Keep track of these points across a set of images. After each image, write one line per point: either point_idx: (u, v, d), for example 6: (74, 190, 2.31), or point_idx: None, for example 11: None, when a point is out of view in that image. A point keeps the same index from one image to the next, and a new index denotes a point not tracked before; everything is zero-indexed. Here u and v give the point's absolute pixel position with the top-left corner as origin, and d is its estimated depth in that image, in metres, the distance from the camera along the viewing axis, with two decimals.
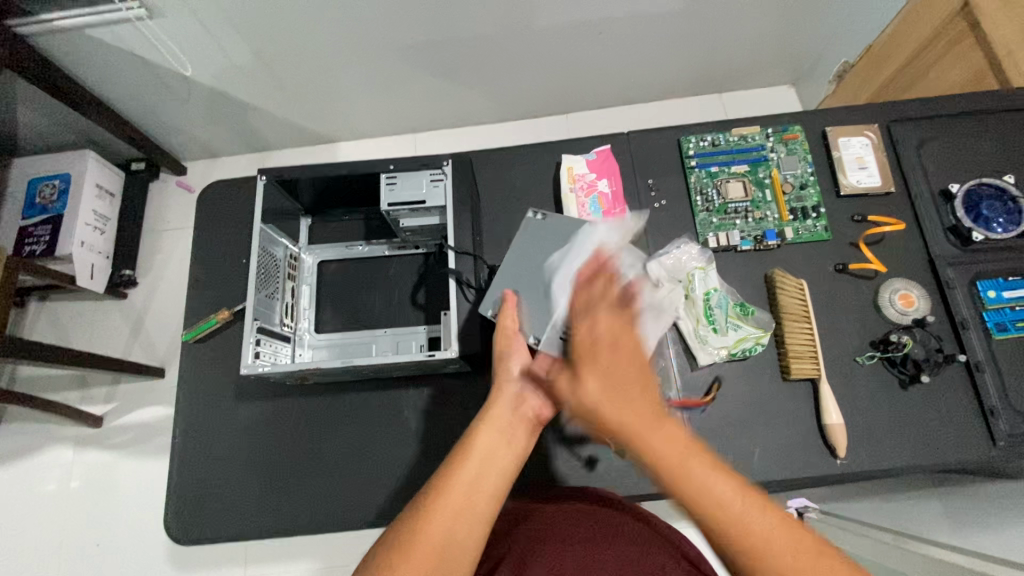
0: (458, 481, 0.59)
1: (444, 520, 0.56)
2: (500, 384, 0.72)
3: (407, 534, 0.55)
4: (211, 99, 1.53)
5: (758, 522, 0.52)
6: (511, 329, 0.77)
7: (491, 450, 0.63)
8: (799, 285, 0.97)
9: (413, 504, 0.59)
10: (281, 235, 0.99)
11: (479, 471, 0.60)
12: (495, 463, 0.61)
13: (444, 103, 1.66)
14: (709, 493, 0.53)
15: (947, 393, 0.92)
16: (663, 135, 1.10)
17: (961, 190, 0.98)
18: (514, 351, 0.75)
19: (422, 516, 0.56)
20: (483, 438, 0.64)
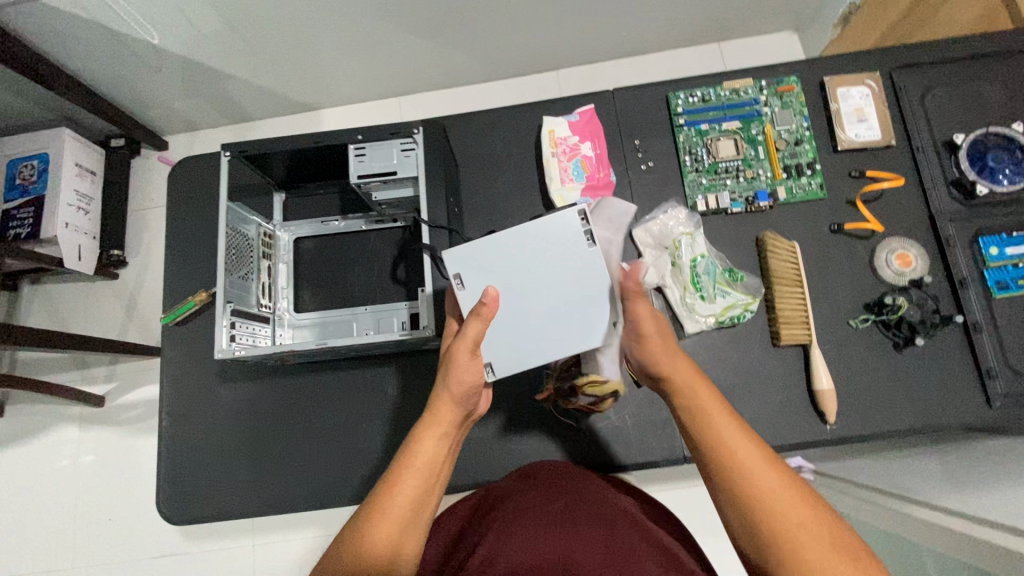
0: (400, 497, 0.61)
1: (388, 535, 0.59)
2: (445, 395, 0.68)
3: (353, 545, 0.58)
4: (183, 69, 1.46)
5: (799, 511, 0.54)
6: (471, 341, 0.66)
7: (432, 462, 0.65)
8: (791, 248, 0.93)
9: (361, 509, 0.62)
10: (253, 212, 0.95)
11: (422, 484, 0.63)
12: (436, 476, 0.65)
13: (428, 64, 1.59)
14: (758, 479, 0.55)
15: (942, 354, 0.89)
16: (651, 91, 1.03)
17: (965, 140, 0.92)
18: (463, 365, 0.67)
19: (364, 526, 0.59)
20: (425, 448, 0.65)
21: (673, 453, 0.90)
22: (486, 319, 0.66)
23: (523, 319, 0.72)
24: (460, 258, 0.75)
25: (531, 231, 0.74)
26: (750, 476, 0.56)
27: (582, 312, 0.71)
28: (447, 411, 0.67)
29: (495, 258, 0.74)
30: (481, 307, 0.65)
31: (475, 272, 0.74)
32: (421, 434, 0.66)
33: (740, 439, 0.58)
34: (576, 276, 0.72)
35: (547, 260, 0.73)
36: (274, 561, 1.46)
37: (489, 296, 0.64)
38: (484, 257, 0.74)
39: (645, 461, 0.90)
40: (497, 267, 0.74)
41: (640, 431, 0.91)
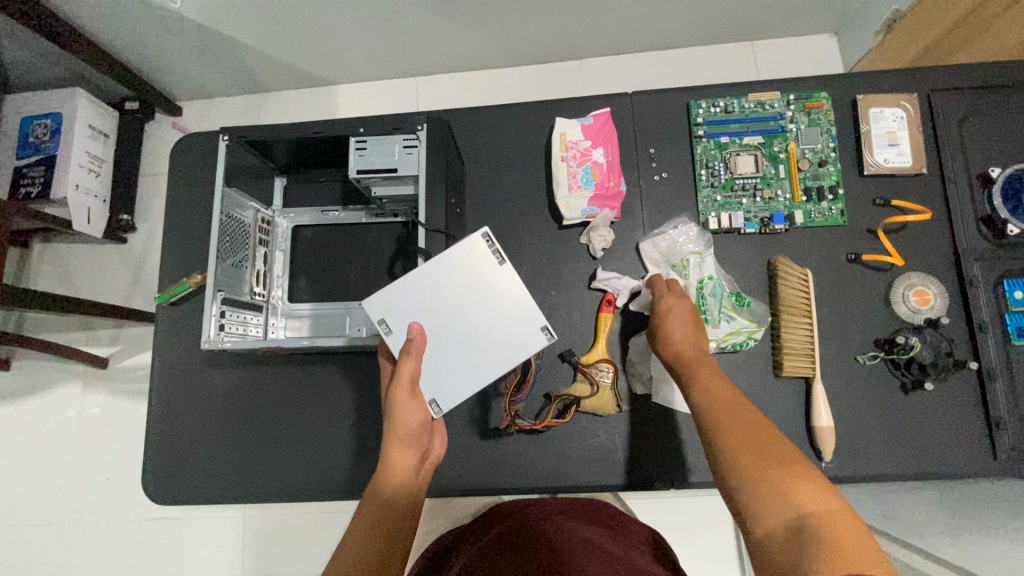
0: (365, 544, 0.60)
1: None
2: (395, 441, 0.69)
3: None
4: (198, 36, 1.43)
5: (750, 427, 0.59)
6: (408, 379, 0.69)
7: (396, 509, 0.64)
8: (803, 276, 0.89)
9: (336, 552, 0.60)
10: (251, 198, 0.93)
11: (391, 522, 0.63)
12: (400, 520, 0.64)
13: (447, 45, 1.53)
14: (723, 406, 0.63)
15: (952, 399, 0.86)
16: (672, 97, 0.98)
17: (1001, 175, 0.87)
18: (408, 402, 0.69)
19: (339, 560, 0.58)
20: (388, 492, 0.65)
21: (660, 477, 0.87)
22: (417, 356, 0.70)
23: (454, 350, 0.73)
24: (380, 303, 0.74)
25: (446, 263, 0.75)
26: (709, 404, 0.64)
27: (511, 337, 0.74)
28: (399, 458, 0.69)
29: (413, 299, 0.74)
30: (409, 344, 0.69)
31: (398, 314, 0.74)
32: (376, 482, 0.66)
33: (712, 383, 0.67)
34: (491, 297, 0.75)
35: (468, 292, 0.75)
36: (262, 535, 1.48)
37: (414, 331, 0.69)
38: (403, 298, 0.74)
39: (632, 483, 0.88)
40: (418, 307, 0.74)
41: (630, 452, 0.88)
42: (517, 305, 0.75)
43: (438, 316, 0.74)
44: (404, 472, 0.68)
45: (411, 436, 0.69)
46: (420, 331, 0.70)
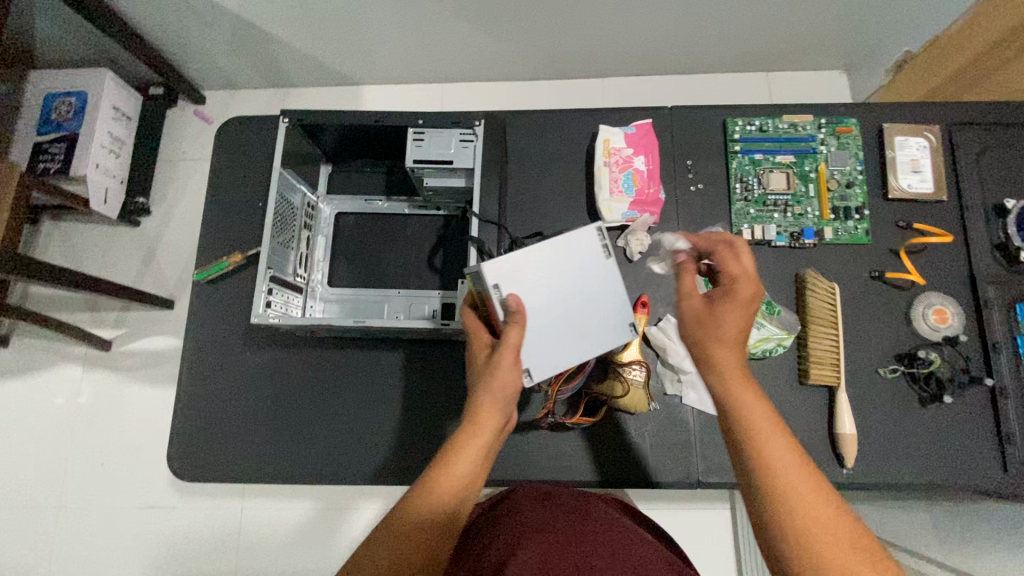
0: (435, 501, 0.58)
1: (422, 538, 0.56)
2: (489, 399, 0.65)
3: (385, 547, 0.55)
4: (236, 27, 1.46)
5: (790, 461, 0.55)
6: (514, 346, 0.68)
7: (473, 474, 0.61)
8: (830, 289, 0.93)
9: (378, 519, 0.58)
10: (300, 181, 0.95)
11: (456, 492, 0.59)
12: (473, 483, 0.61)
13: (478, 54, 1.57)
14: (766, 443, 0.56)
15: (966, 415, 0.90)
16: (708, 114, 1.03)
17: (1015, 206, 0.92)
18: (507, 365, 0.66)
19: (391, 533, 0.56)
20: (468, 452, 0.61)
21: (686, 476, 0.90)
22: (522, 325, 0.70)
23: (550, 334, 0.76)
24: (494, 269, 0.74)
25: (562, 245, 0.77)
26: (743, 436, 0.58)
27: (603, 331, 0.78)
28: (490, 413, 0.64)
29: (523, 271, 0.75)
30: (515, 314, 0.69)
31: (509, 283, 0.75)
32: (463, 436, 0.62)
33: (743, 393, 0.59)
34: (596, 288, 0.78)
35: (576, 279, 0.77)
36: (260, 529, 1.45)
37: (515, 301, 0.69)
38: (515, 269, 0.75)
39: (659, 481, 0.90)
40: (527, 279, 0.76)
41: (658, 451, 0.90)
42: (615, 299, 0.78)
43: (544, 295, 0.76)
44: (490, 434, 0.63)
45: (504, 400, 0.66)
46: (519, 302, 0.71)
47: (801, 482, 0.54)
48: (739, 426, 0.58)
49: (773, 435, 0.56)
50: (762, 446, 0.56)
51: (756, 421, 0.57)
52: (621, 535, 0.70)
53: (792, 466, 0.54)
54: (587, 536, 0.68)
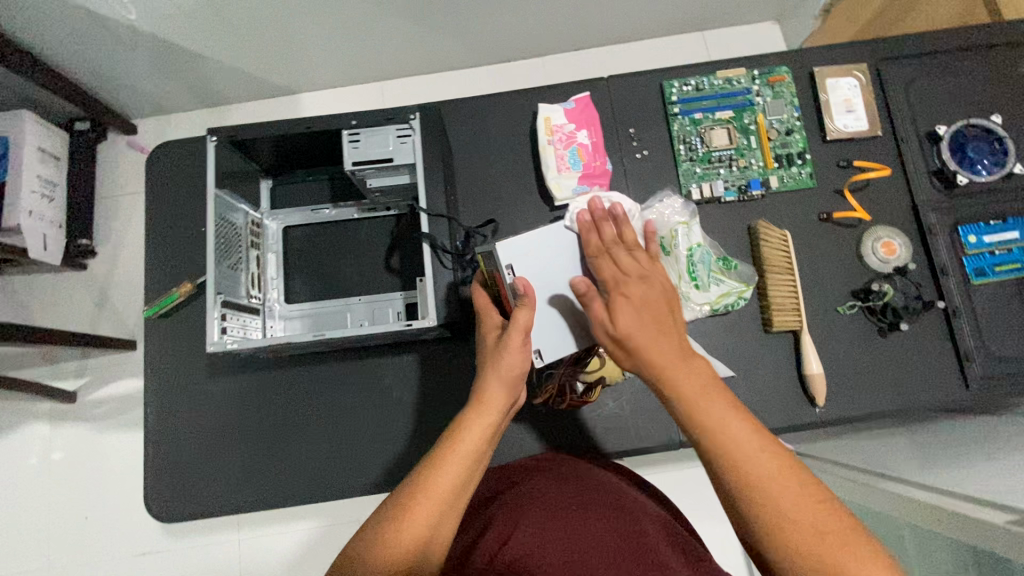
0: (441, 482, 0.60)
1: (426, 519, 0.58)
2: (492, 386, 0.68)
3: (385, 536, 0.57)
4: (156, 49, 1.39)
5: (755, 444, 0.51)
6: (523, 326, 0.69)
7: (478, 452, 0.64)
8: (782, 236, 0.95)
9: (388, 500, 0.60)
10: (240, 200, 0.92)
11: (465, 472, 0.62)
12: (479, 463, 0.63)
13: (412, 47, 1.54)
14: (732, 433, 0.52)
15: (924, 338, 0.93)
16: (645, 79, 1.03)
17: (947, 132, 0.96)
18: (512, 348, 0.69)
19: (404, 514, 0.58)
20: (473, 435, 0.64)
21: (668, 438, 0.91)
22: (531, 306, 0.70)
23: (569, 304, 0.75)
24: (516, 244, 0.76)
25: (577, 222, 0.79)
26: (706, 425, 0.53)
27: None
28: (496, 396, 0.67)
29: (539, 247, 0.76)
30: (523, 296, 0.70)
31: (524, 262, 0.76)
32: (468, 419, 0.65)
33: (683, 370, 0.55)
34: None
35: None
36: (261, 557, 1.42)
37: (520, 284, 0.70)
38: (530, 247, 0.76)
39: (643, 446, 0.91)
40: (543, 254, 0.76)
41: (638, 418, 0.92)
42: None
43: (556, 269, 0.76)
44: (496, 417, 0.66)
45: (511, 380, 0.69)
46: (527, 284, 0.71)
47: (761, 458, 0.51)
48: (681, 400, 0.54)
49: (727, 415, 0.53)
50: (730, 443, 0.52)
51: (698, 387, 0.54)
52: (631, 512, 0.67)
53: (751, 438, 0.52)
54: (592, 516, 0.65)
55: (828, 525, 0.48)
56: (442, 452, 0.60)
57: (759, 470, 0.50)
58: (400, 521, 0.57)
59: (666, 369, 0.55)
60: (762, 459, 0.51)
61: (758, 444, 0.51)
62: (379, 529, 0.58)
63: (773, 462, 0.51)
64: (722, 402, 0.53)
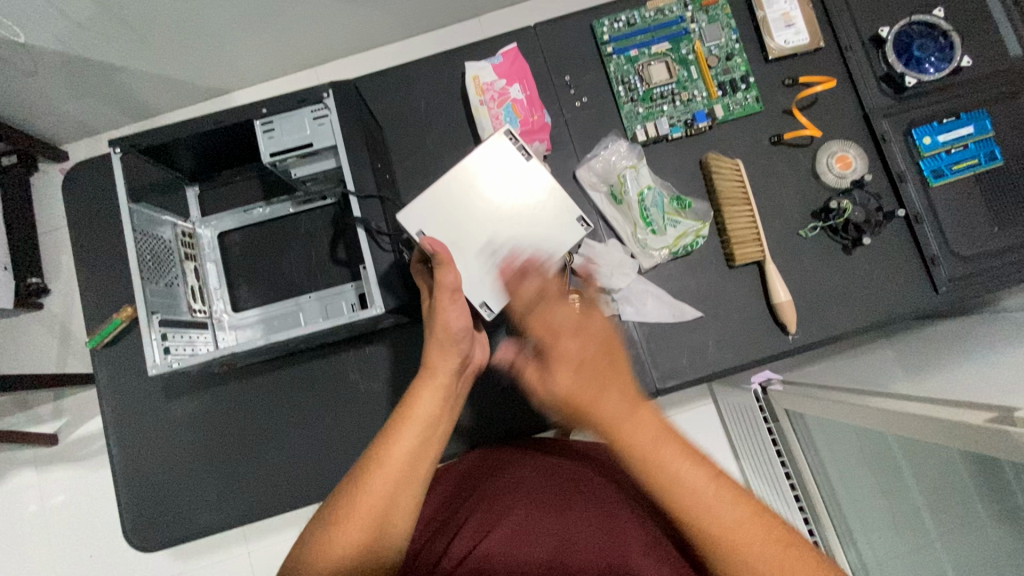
0: (395, 450, 0.59)
1: (383, 488, 0.57)
2: (447, 348, 0.67)
3: (342, 511, 0.56)
4: (63, 68, 1.29)
5: (717, 496, 0.46)
6: (452, 286, 0.67)
7: (432, 416, 0.63)
8: (735, 166, 0.92)
9: (344, 481, 0.59)
10: (164, 212, 0.87)
11: (420, 437, 0.61)
12: (434, 429, 0.63)
13: (337, 27, 1.44)
14: (683, 487, 0.46)
15: (890, 250, 0.91)
16: (574, 22, 0.97)
17: (891, 33, 0.92)
18: (450, 308, 0.67)
19: (357, 491, 0.57)
20: (424, 402, 0.63)
21: (645, 389, 0.89)
22: (451, 263, 0.67)
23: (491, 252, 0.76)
24: (443, 183, 0.77)
25: (472, 164, 0.77)
26: (662, 482, 0.47)
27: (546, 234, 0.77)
28: (441, 360, 0.66)
29: (442, 204, 0.77)
30: (437, 256, 0.66)
31: (432, 224, 0.76)
32: (417, 386, 0.64)
33: (628, 422, 0.49)
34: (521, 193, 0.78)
35: (499, 191, 0.77)
36: (273, 564, 1.42)
37: (429, 243, 0.67)
38: (434, 207, 0.77)
39: None
40: (448, 210, 0.77)
41: None
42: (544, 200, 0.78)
43: (465, 219, 0.77)
44: (445, 375, 0.66)
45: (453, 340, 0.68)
46: (436, 244, 0.68)
47: (725, 510, 0.45)
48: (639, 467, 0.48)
49: (681, 464, 0.47)
50: (684, 495, 0.46)
51: (647, 447, 0.48)
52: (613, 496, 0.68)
53: (710, 489, 0.46)
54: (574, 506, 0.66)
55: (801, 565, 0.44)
56: (386, 427, 0.58)
57: (723, 520, 0.45)
58: (355, 499, 0.56)
59: (610, 425, 0.49)
60: (725, 508, 0.46)
61: (715, 492, 0.46)
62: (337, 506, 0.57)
63: (737, 514, 0.45)
64: (676, 456, 0.47)
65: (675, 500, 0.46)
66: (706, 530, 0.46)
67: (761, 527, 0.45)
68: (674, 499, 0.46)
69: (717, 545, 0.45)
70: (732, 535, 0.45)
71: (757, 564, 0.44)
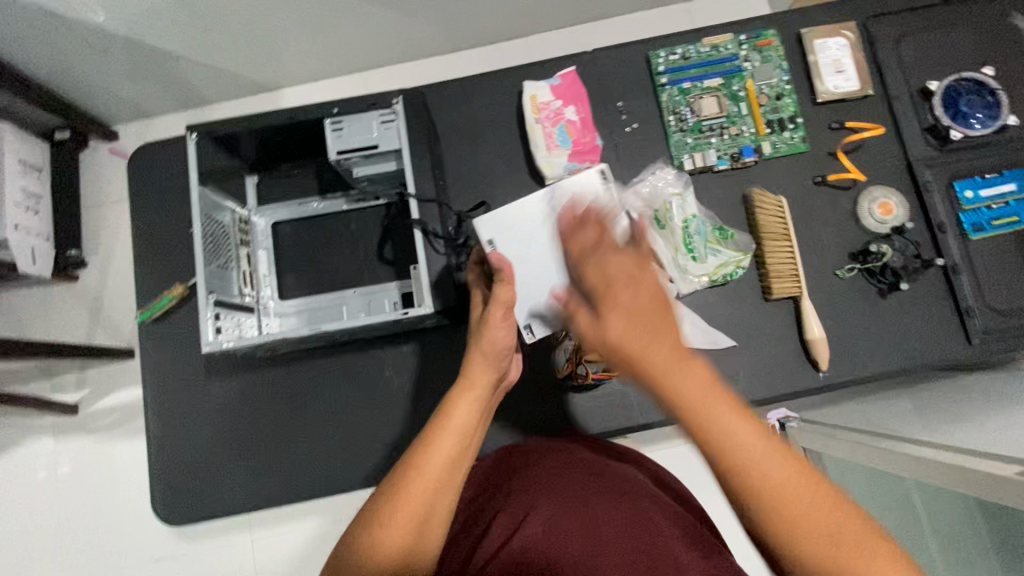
0: (434, 459, 0.59)
1: (420, 497, 0.58)
2: (485, 358, 0.66)
3: (380, 516, 0.57)
4: (131, 51, 1.32)
5: (775, 458, 0.44)
6: (508, 303, 0.66)
7: (469, 428, 0.62)
8: (777, 203, 0.94)
9: (383, 486, 0.59)
10: (225, 198, 0.90)
11: (459, 448, 0.61)
12: (470, 441, 0.63)
13: (392, 36, 1.49)
14: (736, 446, 0.44)
15: (925, 297, 0.93)
16: (630, 51, 1.01)
17: (939, 86, 0.94)
18: (500, 324, 0.66)
19: (397, 496, 0.57)
20: (463, 411, 0.63)
21: None
22: (512, 282, 0.68)
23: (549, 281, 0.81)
24: (530, 202, 0.83)
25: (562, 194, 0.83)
26: (723, 441, 0.44)
27: None
28: (481, 374, 0.65)
29: (520, 222, 0.82)
30: (501, 274, 0.68)
31: (506, 238, 0.82)
32: (455, 396, 0.63)
33: (683, 376, 0.45)
34: None
35: None
36: (274, 556, 1.39)
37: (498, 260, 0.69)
38: (512, 223, 0.82)
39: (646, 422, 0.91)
40: (524, 229, 0.82)
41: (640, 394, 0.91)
42: None
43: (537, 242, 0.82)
44: (483, 390, 0.65)
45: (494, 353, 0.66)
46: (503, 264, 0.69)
47: (781, 476, 0.44)
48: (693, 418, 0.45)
49: (739, 424, 0.44)
50: (738, 455, 0.44)
51: (706, 405, 0.44)
52: (641, 499, 0.66)
53: (766, 450, 0.45)
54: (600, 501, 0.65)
55: (857, 538, 0.43)
56: (428, 436, 0.59)
57: (781, 483, 0.44)
58: (398, 503, 0.57)
59: (663, 376, 0.45)
60: (785, 473, 0.44)
61: (771, 453, 0.44)
62: (376, 510, 0.58)
63: (796, 480, 0.44)
64: (733, 417, 0.44)
65: (726, 456, 0.45)
66: (763, 492, 0.44)
67: (819, 496, 0.44)
68: (725, 455, 0.45)
69: (770, 507, 0.44)
70: (790, 498, 0.43)
71: (810, 530, 0.43)
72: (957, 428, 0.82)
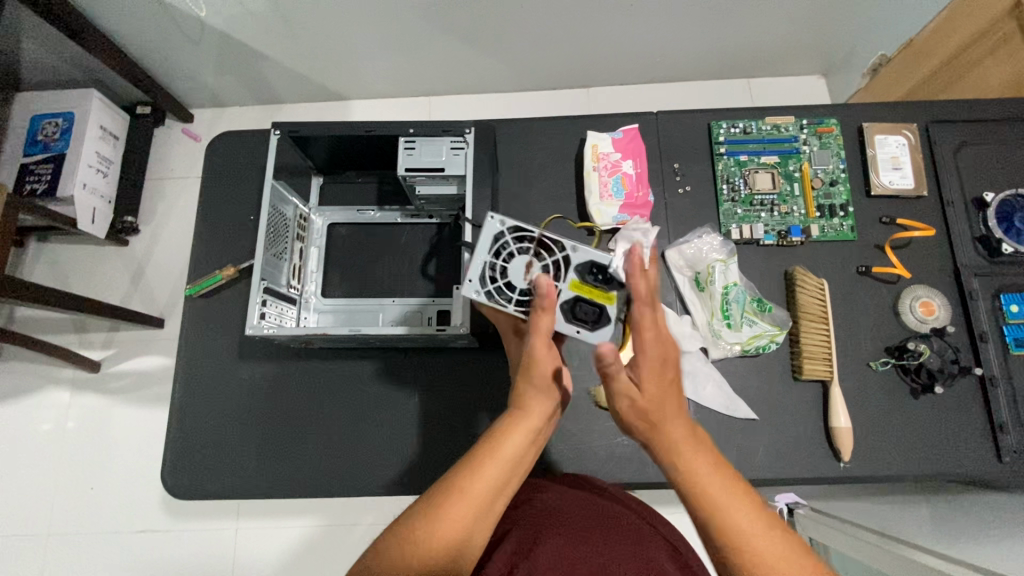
0: (480, 482, 0.55)
1: (461, 521, 0.53)
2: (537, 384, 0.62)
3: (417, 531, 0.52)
4: (224, 45, 1.42)
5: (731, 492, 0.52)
6: (546, 332, 0.63)
7: (519, 456, 0.58)
8: (820, 284, 0.95)
9: (420, 501, 0.55)
10: (292, 193, 0.95)
11: (503, 476, 0.56)
12: (519, 469, 0.58)
13: (464, 68, 1.57)
14: (694, 470, 0.53)
15: (957, 405, 0.91)
16: (693, 119, 1.05)
17: (995, 199, 0.95)
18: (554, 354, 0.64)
19: (437, 517, 0.53)
20: (512, 438, 0.58)
21: None
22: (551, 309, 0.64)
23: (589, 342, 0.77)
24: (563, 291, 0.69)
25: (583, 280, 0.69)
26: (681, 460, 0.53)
27: None
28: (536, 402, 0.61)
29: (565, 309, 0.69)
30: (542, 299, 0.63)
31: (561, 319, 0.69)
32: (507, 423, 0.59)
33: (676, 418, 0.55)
34: None
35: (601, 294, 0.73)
36: (256, 549, 1.37)
37: (543, 287, 0.62)
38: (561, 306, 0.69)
39: (659, 481, 0.89)
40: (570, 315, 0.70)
41: None
42: None
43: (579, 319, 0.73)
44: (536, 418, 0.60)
45: (546, 385, 0.62)
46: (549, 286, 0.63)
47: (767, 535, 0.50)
48: (694, 498, 0.52)
49: (716, 480, 0.52)
50: (718, 504, 0.51)
51: (675, 445, 0.54)
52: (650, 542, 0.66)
53: (727, 488, 0.52)
54: (608, 539, 0.64)
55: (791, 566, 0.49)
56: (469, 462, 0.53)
57: (738, 520, 0.50)
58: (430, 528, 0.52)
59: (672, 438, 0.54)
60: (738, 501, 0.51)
61: (734, 492, 0.52)
62: (414, 526, 0.53)
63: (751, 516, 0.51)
64: (727, 488, 0.52)
65: (686, 472, 0.53)
66: (724, 521, 0.51)
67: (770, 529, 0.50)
68: (679, 467, 0.53)
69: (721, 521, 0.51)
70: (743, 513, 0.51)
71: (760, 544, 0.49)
72: (982, 548, 0.79)
